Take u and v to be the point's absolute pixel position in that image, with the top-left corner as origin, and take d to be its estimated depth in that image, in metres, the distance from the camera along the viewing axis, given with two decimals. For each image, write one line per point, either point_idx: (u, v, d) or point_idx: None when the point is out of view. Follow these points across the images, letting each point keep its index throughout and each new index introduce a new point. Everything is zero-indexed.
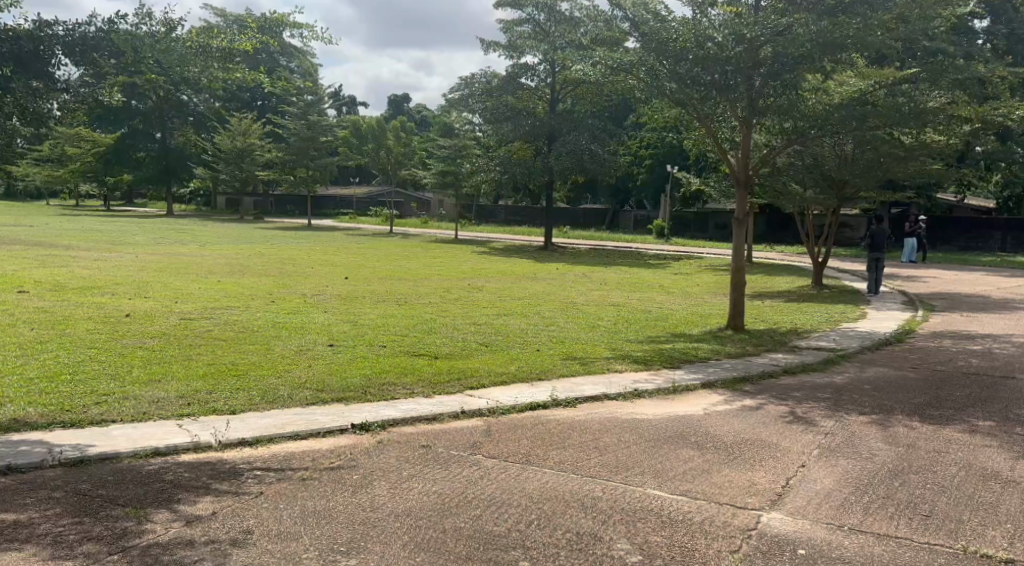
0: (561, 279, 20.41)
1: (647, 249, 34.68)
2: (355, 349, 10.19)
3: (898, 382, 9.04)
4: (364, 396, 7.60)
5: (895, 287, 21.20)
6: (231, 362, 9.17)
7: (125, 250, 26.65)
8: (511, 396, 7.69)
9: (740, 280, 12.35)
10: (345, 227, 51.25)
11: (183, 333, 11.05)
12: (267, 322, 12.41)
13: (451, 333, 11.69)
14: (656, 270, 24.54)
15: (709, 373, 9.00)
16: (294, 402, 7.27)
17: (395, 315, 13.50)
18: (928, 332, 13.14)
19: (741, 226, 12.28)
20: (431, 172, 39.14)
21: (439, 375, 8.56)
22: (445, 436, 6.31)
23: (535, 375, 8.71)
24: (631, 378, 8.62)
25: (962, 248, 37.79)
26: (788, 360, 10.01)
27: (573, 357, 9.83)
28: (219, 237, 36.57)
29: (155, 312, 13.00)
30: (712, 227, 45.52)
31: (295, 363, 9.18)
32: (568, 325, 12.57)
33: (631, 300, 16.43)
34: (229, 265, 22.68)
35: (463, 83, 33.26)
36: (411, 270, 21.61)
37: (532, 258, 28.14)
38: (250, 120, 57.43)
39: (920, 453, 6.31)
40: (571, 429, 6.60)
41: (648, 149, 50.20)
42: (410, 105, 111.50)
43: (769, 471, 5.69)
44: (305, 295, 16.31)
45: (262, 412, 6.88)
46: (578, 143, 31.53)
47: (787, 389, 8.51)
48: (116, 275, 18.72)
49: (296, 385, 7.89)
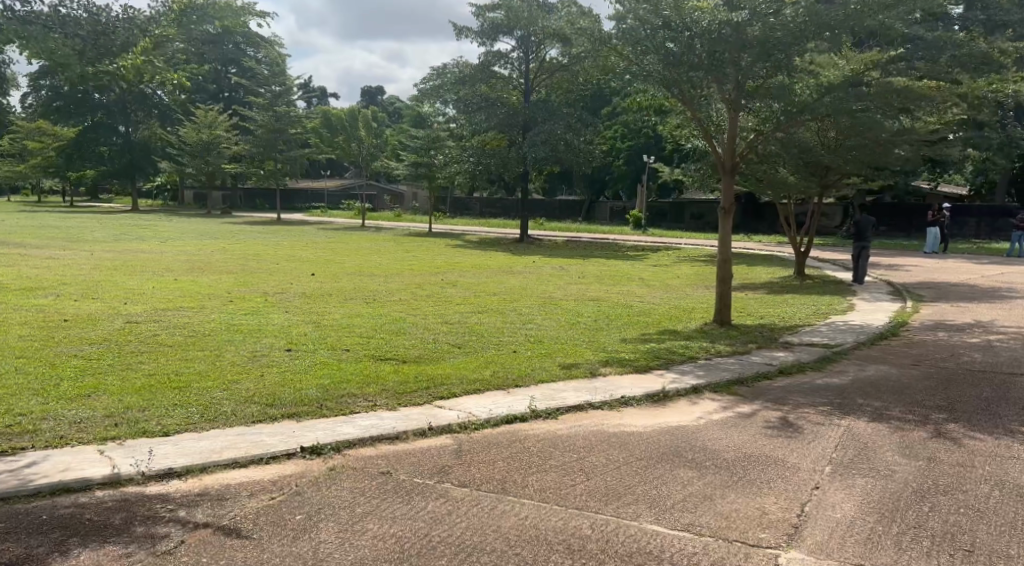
0: (537, 273, 19.65)
1: (626, 240, 34.05)
2: (314, 354, 9.36)
3: (903, 382, 8.34)
4: (317, 411, 6.78)
5: (880, 276, 20.61)
6: (174, 374, 8.32)
7: (80, 249, 25.50)
8: (484, 408, 6.89)
9: (726, 273, 11.66)
10: (316, 221, 50.11)
11: (126, 340, 10.18)
12: (220, 325, 11.53)
13: (420, 334, 10.87)
14: (635, 262, 23.84)
15: (700, 376, 8.26)
16: (239, 421, 6.45)
17: (362, 314, 12.64)
18: (923, 324, 12.48)
19: (728, 216, 11.57)
20: (403, 164, 38.24)
21: (406, 383, 7.76)
22: (407, 460, 5.49)
23: (511, 382, 7.93)
24: (617, 384, 7.88)
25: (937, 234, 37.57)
26: (782, 358, 9.32)
27: (553, 359, 9.07)
28: (183, 232, 35.38)
29: (99, 315, 12.10)
30: (688, 217, 45.07)
31: (247, 372, 8.34)
32: (546, 323, 11.81)
33: (611, 295, 15.68)
34: (189, 262, 21.71)
35: (435, 72, 32.38)
36: (380, 267, 20.74)
37: (507, 251, 27.34)
38: (216, 112, 56.01)
39: (944, 468, 5.58)
40: (552, 447, 5.82)
41: (623, 140, 49.52)
42: (383, 98, 110.13)
43: (779, 497, 4.95)
44: (266, 293, 15.38)
45: (198, 434, 6.07)
46: (553, 131, 30.58)
47: (783, 392, 7.78)
48: (67, 275, 17.72)
49: (243, 399, 7.07)
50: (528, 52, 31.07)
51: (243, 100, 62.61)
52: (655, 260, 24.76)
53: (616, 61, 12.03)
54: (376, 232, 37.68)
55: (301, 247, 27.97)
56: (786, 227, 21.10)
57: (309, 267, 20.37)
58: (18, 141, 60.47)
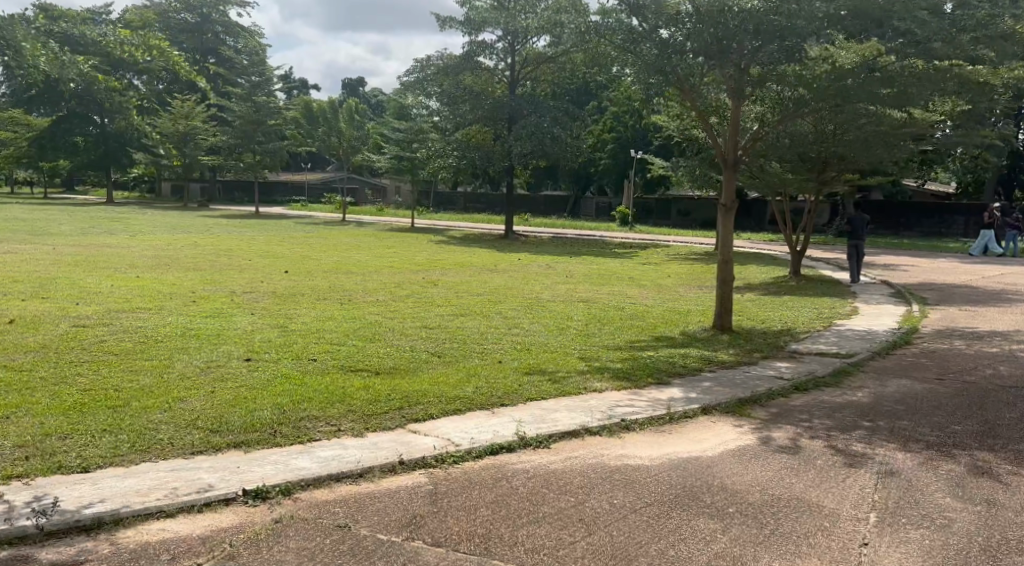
0: (522, 272, 18.73)
1: (614, 238, 33.21)
2: (276, 365, 8.42)
3: (930, 399, 7.41)
4: (268, 438, 5.85)
5: (878, 277, 19.73)
6: (112, 389, 7.42)
7: (45, 242, 24.40)
8: (463, 435, 5.96)
9: (727, 275, 10.77)
10: (296, 214, 48.93)
11: (66, 348, 9.26)
12: (177, 329, 10.60)
13: (397, 339, 9.92)
14: (623, 260, 22.89)
15: (705, 393, 7.32)
16: (175, 452, 5.53)
17: (335, 317, 11.68)
18: (936, 331, 11.56)
19: (729, 213, 10.67)
20: (385, 156, 37.29)
21: (377, 402, 6.81)
22: (371, 508, 4.58)
23: (496, 400, 6.98)
24: (615, 403, 6.95)
25: (925, 233, 36.95)
26: (791, 371, 8.39)
27: (542, 371, 8.15)
28: (156, 225, 34.41)
29: (44, 318, 11.18)
30: (674, 213, 44.47)
31: (195, 388, 7.41)
32: (534, 327, 10.89)
33: (601, 295, 14.82)
34: (156, 258, 20.75)
35: (417, 65, 31.37)
36: (358, 263, 19.81)
37: (491, 248, 26.52)
38: (193, 102, 54.67)
39: (1008, 515, 4.68)
40: (543, 486, 4.92)
41: (610, 133, 48.63)
42: (364, 90, 108.55)
43: (821, 560, 4.09)
44: (234, 292, 14.47)
45: (121, 471, 5.16)
46: (539, 125, 29.61)
47: (799, 413, 6.85)
48: (24, 272, 16.78)
49: (184, 423, 6.15)
50: (513, 43, 30.03)
51: (221, 90, 61.27)
52: (642, 258, 23.94)
53: (606, 50, 11.18)
54: (357, 227, 36.62)
55: (278, 241, 27.09)
56: (780, 225, 20.28)
57: (283, 265, 19.41)
58: None
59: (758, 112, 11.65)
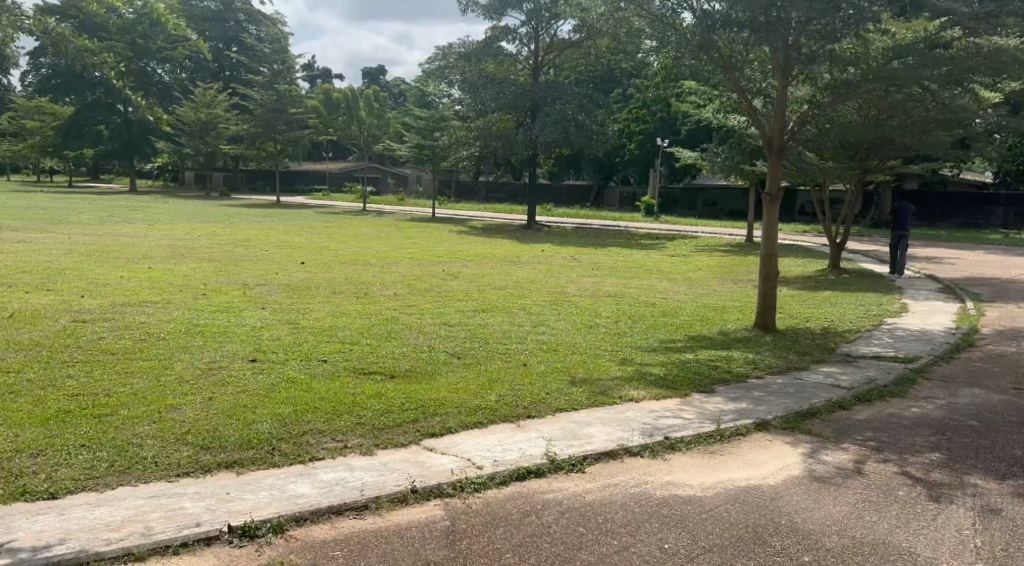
0: (546, 264, 17.95)
1: (640, 228, 32.43)
2: (281, 368, 7.70)
3: (1014, 415, 6.54)
4: (264, 457, 5.15)
5: (921, 270, 18.73)
6: (101, 395, 6.75)
7: (61, 231, 23.95)
8: (486, 456, 5.24)
9: (771, 270, 9.92)
10: (318, 204, 48.34)
11: (60, 346, 8.62)
12: (182, 324, 9.94)
13: (415, 338, 9.21)
14: (650, 252, 22.04)
15: (758, 404, 6.49)
16: (158, 475, 4.84)
17: (350, 313, 10.96)
18: (999, 331, 10.64)
19: (776, 203, 9.83)
20: (406, 144, 36.58)
21: (389, 414, 6.08)
22: (378, 553, 3.96)
23: (521, 412, 6.23)
24: (657, 417, 6.15)
25: (962, 224, 35.73)
26: (849, 379, 7.55)
27: (572, 376, 7.40)
28: (176, 215, 33.97)
29: (44, 313, 10.57)
30: (700, 203, 43.50)
31: (192, 395, 6.73)
32: (561, 326, 10.12)
33: (630, 290, 14.00)
34: (171, 248, 20.23)
35: (440, 52, 30.60)
36: (378, 254, 19.14)
37: (513, 238, 25.80)
38: (215, 91, 54.12)
39: None
40: (578, 523, 4.25)
41: (636, 122, 47.59)
42: (385, 78, 108.02)
43: None
44: (246, 285, 13.83)
45: (95, 498, 4.49)
46: (564, 112, 28.74)
47: (865, 431, 6.02)
48: (33, 262, 16.32)
49: (171, 439, 5.45)
50: (537, 28, 29.29)
51: (243, 78, 60.88)
52: (669, 250, 23.06)
53: (640, 24, 10.39)
54: (378, 216, 36.06)
55: (296, 231, 26.43)
56: (818, 215, 19.31)
57: (300, 255, 18.78)
58: (16, 120, 59.05)
59: (805, 94, 10.81)
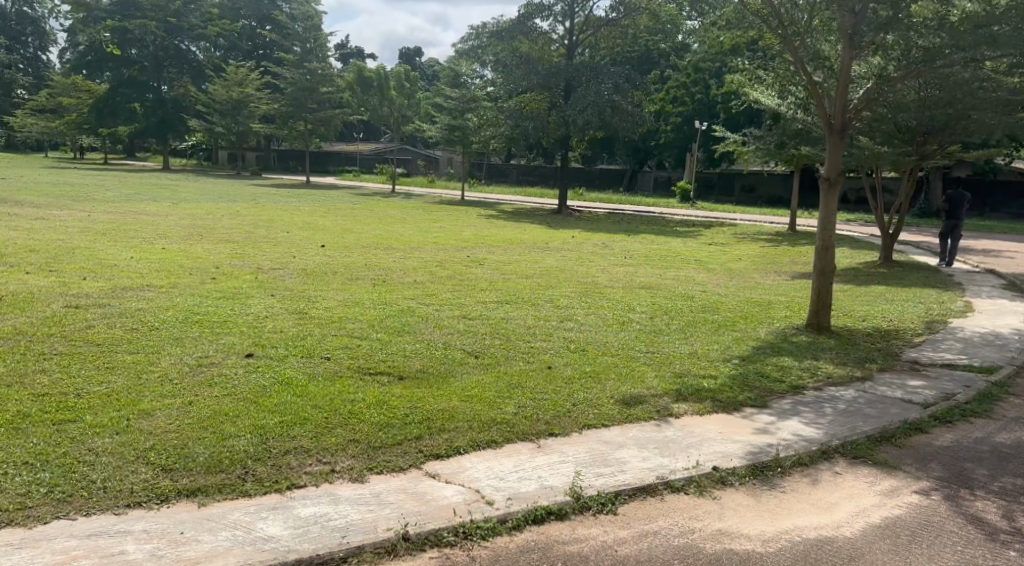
0: (576, 251, 17.04)
1: (676, 215, 31.36)
2: (278, 367, 6.88)
3: None
4: (232, 483, 4.32)
5: (979, 264, 17.49)
6: (71, 396, 5.96)
7: (83, 208, 23.44)
8: (497, 485, 4.39)
9: (826, 264, 8.90)
10: (347, 185, 47.68)
11: (44, 335, 7.87)
12: (180, 313, 9.17)
13: (429, 333, 8.33)
14: (686, 240, 21.02)
15: (823, 426, 5.54)
16: (104, 504, 4.04)
17: (363, 302, 10.13)
18: None
19: (835, 189, 8.76)
20: (436, 125, 35.70)
21: (390, 427, 5.22)
22: None
23: (543, 429, 5.34)
24: (705, 439, 5.23)
25: (1014, 215, 34.16)
26: (923, 394, 6.53)
27: (599, 384, 6.50)
28: (203, 194, 33.39)
29: (38, 296, 9.86)
30: (738, 189, 42.35)
31: (173, 397, 5.93)
32: (591, 321, 9.19)
33: (666, 281, 13.06)
34: (190, 228, 19.57)
35: (474, 32, 29.71)
36: (402, 238, 18.35)
37: (544, 224, 24.88)
38: (247, 69, 53.44)
39: None
40: None
41: (673, 104, 46.11)
42: (421, 60, 106.88)
43: None
44: (260, 269, 13.07)
45: (18, 538, 3.73)
46: (599, 93, 27.58)
47: (954, 461, 5.09)
48: (45, 240, 15.79)
49: (131, 454, 4.64)
50: (573, 5, 28.19)
51: (275, 57, 60.32)
52: (707, 238, 22.00)
53: None
54: (406, 198, 35.21)
55: (321, 213, 25.73)
56: (869, 204, 18.11)
57: (321, 238, 18.02)
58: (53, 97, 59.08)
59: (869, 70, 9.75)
